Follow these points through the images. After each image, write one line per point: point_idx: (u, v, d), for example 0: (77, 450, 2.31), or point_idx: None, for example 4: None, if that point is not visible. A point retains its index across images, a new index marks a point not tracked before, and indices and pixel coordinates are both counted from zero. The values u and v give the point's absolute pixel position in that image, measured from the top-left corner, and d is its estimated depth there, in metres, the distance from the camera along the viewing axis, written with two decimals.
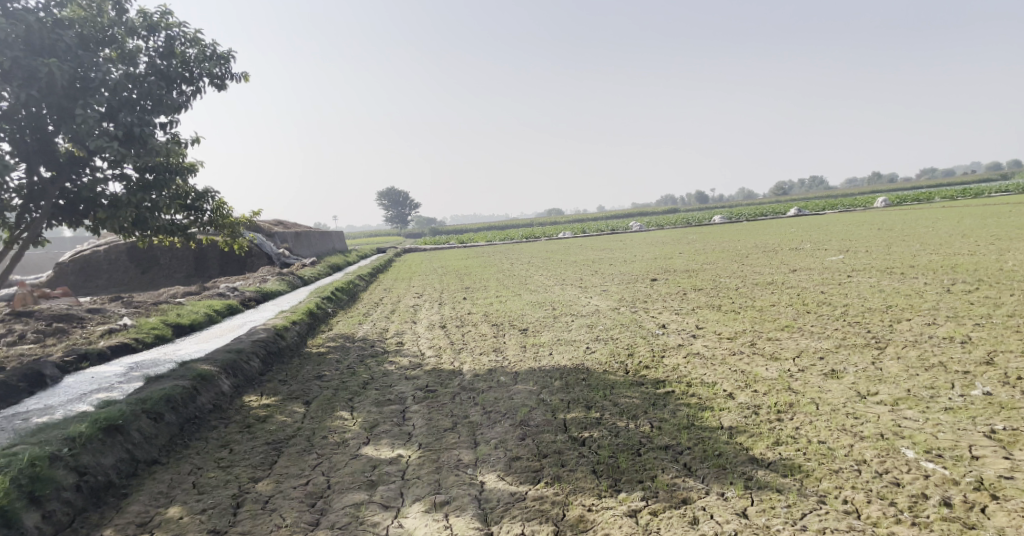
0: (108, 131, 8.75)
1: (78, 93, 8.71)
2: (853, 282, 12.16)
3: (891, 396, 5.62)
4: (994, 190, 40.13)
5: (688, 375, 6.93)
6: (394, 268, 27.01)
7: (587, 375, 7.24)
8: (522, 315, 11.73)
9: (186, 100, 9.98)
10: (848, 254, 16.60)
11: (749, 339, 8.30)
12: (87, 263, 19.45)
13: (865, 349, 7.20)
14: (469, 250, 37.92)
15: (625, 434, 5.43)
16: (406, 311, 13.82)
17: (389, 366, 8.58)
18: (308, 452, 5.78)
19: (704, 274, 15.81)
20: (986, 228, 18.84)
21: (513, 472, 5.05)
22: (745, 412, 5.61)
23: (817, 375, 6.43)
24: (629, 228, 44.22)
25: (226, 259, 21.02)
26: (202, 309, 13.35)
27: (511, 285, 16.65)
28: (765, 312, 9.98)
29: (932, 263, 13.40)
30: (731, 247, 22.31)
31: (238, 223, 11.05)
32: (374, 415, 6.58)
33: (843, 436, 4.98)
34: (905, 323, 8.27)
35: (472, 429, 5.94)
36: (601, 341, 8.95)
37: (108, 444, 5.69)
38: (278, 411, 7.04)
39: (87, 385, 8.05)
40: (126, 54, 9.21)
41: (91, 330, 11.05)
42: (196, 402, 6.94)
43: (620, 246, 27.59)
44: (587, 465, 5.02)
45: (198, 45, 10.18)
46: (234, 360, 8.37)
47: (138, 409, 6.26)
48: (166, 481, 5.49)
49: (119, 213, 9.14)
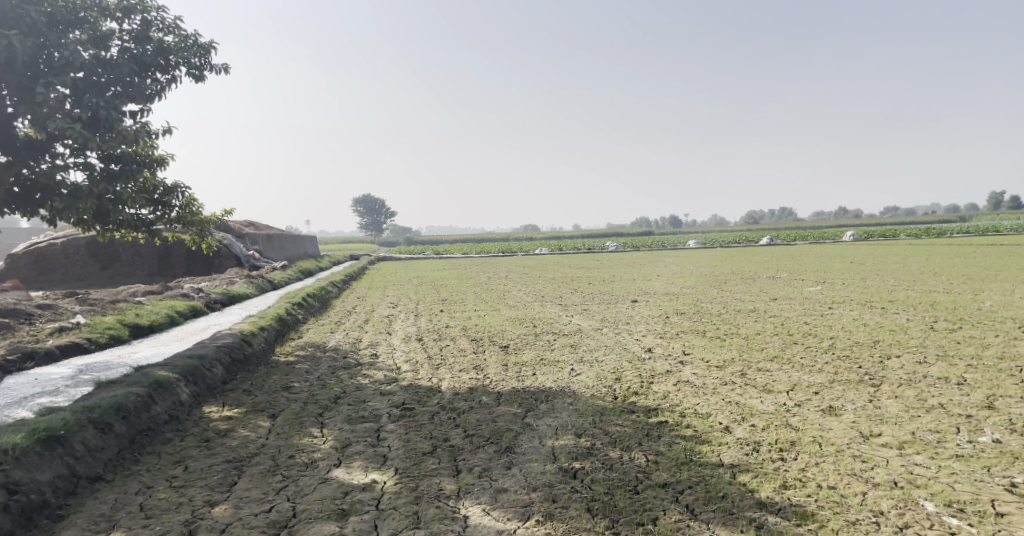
0: (71, 115, 8.16)
1: (41, 73, 8.16)
2: (835, 314, 11.98)
3: (896, 439, 5.36)
4: (956, 230, 41.18)
5: (680, 405, 6.57)
6: (369, 276, 26.43)
7: (574, 400, 6.85)
8: (501, 331, 11.30)
9: (160, 89, 9.44)
10: (826, 285, 16.59)
11: (739, 369, 7.98)
12: (42, 257, 18.52)
13: (860, 386, 6.94)
14: (444, 261, 37.46)
15: (620, 468, 5.05)
16: (379, 322, 13.30)
17: (362, 380, 8.08)
18: (273, 474, 5.27)
19: (684, 298, 15.59)
20: (956, 267, 19.12)
21: (500, 506, 4.64)
22: (745, 449, 5.28)
23: (814, 411, 6.15)
24: (605, 248, 44.22)
25: (192, 258, 20.20)
26: (163, 309, 12.66)
27: (489, 299, 16.22)
28: (751, 340, 9.71)
29: (911, 300, 13.37)
30: (710, 272, 22.31)
31: (207, 221, 10.50)
32: (347, 434, 6.10)
33: (855, 482, 4.69)
34: (896, 360, 8.07)
35: (453, 454, 5.50)
36: (586, 363, 8.55)
37: (46, 457, 5.12)
38: (241, 424, 6.50)
39: (31, 388, 7.40)
40: (98, 36, 8.65)
41: (41, 327, 10.33)
42: (150, 411, 6.38)
43: (597, 266, 27.40)
44: (581, 502, 4.63)
45: (177, 32, 9.67)
46: (194, 366, 7.80)
47: (83, 418, 5.68)
48: (110, 502, 4.94)
49: (79, 203, 8.50)
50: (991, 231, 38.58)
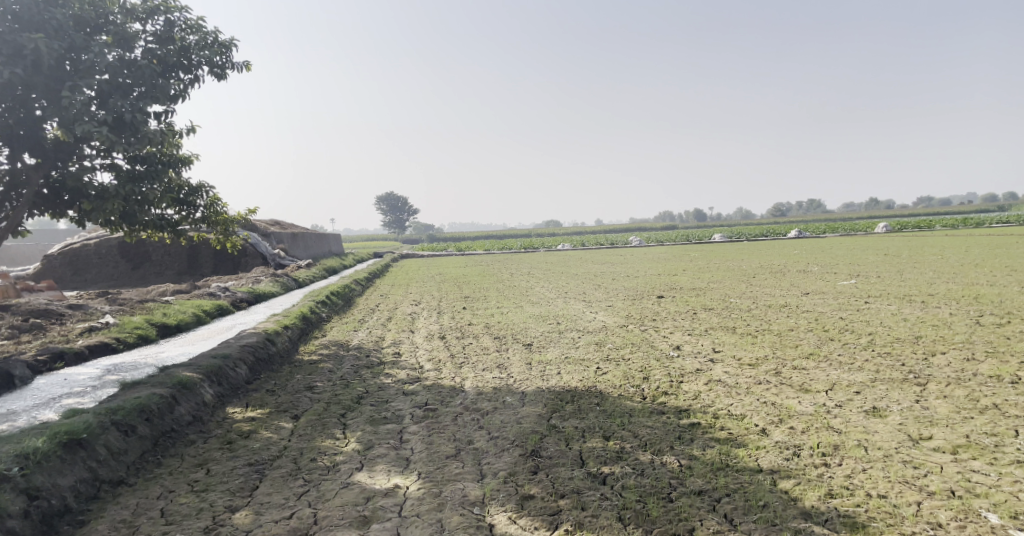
0: (98, 117, 8.13)
1: (67, 75, 8.14)
2: (872, 308, 11.55)
3: (948, 443, 5.04)
4: (995, 220, 39.82)
5: (713, 406, 6.31)
6: (393, 273, 26.45)
7: (601, 400, 6.62)
8: (526, 329, 11.10)
9: (184, 89, 9.40)
10: (860, 279, 16.11)
11: (772, 367, 7.69)
12: (76, 256, 18.77)
13: (904, 385, 6.61)
14: (465, 257, 37.32)
15: (652, 473, 4.82)
16: (403, 319, 13.20)
17: (385, 379, 7.95)
18: (294, 478, 5.16)
19: (712, 293, 15.22)
20: (997, 258, 18.43)
21: (527, 514, 4.48)
22: (785, 453, 5.01)
23: (857, 413, 5.85)
24: (629, 242, 43.82)
25: (219, 257, 20.34)
26: (190, 308, 12.70)
27: (513, 296, 16.04)
28: (784, 337, 9.38)
29: (951, 293, 12.86)
30: (738, 266, 21.84)
31: (231, 221, 10.46)
32: (370, 436, 5.96)
33: (907, 491, 4.41)
34: (941, 357, 7.69)
35: (477, 458, 5.32)
36: (613, 361, 8.33)
37: (68, 461, 5.08)
38: (264, 426, 6.40)
39: (58, 389, 7.40)
40: (123, 38, 8.62)
41: (70, 327, 10.40)
42: (174, 412, 6.31)
43: (621, 261, 27.02)
44: (612, 510, 4.42)
45: (198, 31, 9.62)
46: (219, 366, 7.74)
47: (106, 420, 5.63)
48: (131, 507, 4.90)
49: (105, 205, 8.47)
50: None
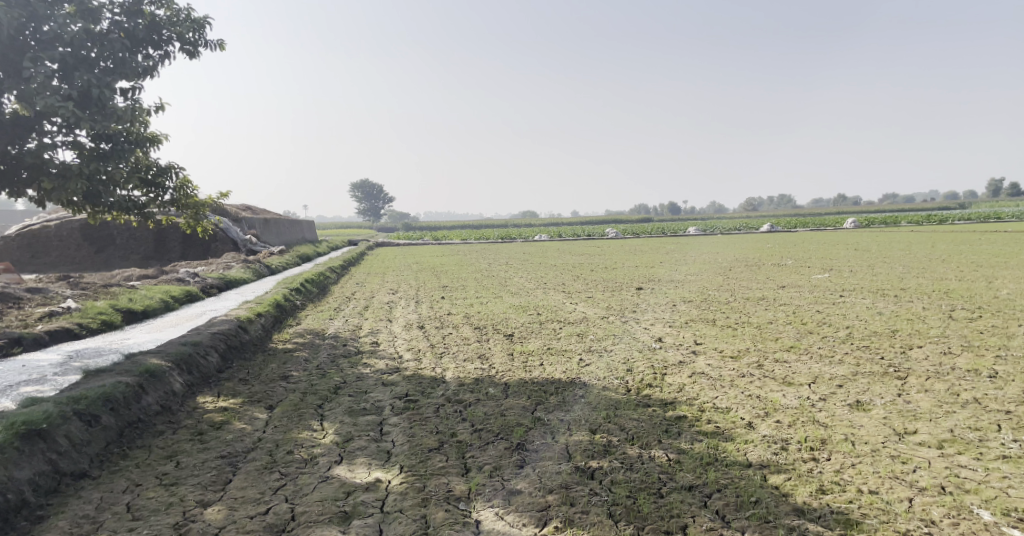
0: (61, 92, 7.74)
1: (27, 46, 7.72)
2: (848, 302, 11.63)
3: (934, 437, 5.04)
4: (960, 217, 40.72)
5: (698, 399, 6.24)
6: (368, 261, 26.05)
7: (585, 392, 6.51)
8: (505, 319, 10.96)
9: (153, 66, 9.02)
10: (834, 273, 16.27)
11: (755, 360, 7.65)
12: (36, 239, 17.96)
13: (886, 379, 6.61)
14: (441, 247, 36.98)
15: (640, 468, 4.73)
16: (379, 308, 12.95)
17: (363, 369, 7.75)
18: (270, 471, 4.96)
19: (690, 285, 15.24)
20: (965, 254, 18.81)
21: (514, 510, 4.35)
22: (773, 448, 4.95)
23: (841, 406, 5.83)
24: (605, 234, 43.92)
25: (188, 242, 19.77)
26: (157, 294, 12.29)
27: (491, 286, 15.88)
28: (765, 330, 9.37)
29: (924, 287, 13.02)
30: (714, 258, 21.93)
31: (202, 204, 10.11)
32: (348, 427, 5.77)
33: (898, 487, 4.39)
34: (919, 350, 7.74)
35: (461, 451, 5.17)
36: (594, 353, 8.22)
37: (26, 453, 4.81)
38: (236, 416, 6.16)
39: (17, 376, 7.05)
40: (88, 9, 8.20)
41: (29, 312, 9.95)
42: (141, 402, 6.05)
43: (599, 252, 26.95)
44: (602, 507, 4.32)
45: (170, 6, 9.22)
46: (188, 354, 7.45)
47: (68, 410, 5.36)
48: (95, 501, 4.65)
49: (68, 184, 8.08)
50: (992, 218, 38.23)
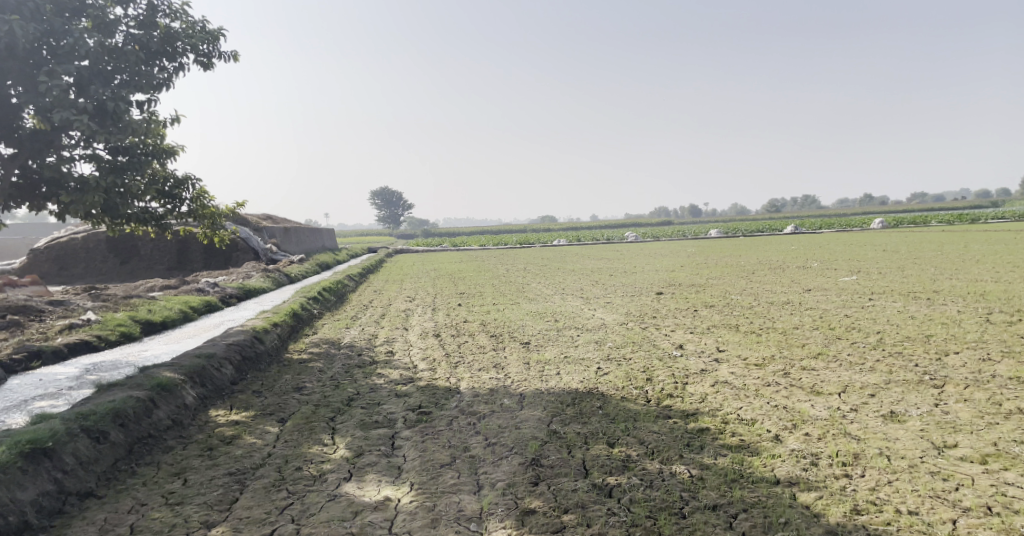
0: (77, 104, 7.73)
1: (44, 60, 7.72)
2: (878, 306, 11.24)
3: (976, 451, 4.74)
4: (991, 216, 39.61)
5: (721, 410, 5.97)
6: (388, 268, 26.03)
7: (603, 403, 6.28)
8: (522, 326, 10.75)
9: (168, 78, 9.01)
10: (861, 275, 15.81)
11: (780, 367, 7.36)
12: (63, 251, 18.23)
13: (921, 387, 6.29)
14: (460, 253, 36.90)
15: (661, 485, 4.50)
16: (396, 316, 12.84)
17: (377, 380, 7.60)
18: (277, 489, 4.81)
19: (712, 289, 14.93)
20: (999, 254, 18.19)
21: (529, 531, 4.16)
22: (802, 463, 4.68)
23: (874, 418, 5.53)
24: (624, 237, 43.53)
25: (210, 252, 19.88)
26: (176, 304, 12.30)
27: (509, 292, 15.68)
28: (790, 335, 9.05)
29: (957, 289, 12.56)
30: (736, 261, 21.51)
31: (218, 214, 10.06)
32: (359, 442, 5.61)
33: (940, 507, 4.11)
34: (956, 356, 7.37)
35: (473, 467, 4.98)
36: (613, 361, 7.98)
37: (31, 472, 4.72)
38: (247, 430, 6.04)
39: (32, 390, 7.02)
40: (103, 23, 8.21)
41: (50, 324, 9.98)
42: (151, 416, 5.95)
43: (619, 256, 26.63)
44: (620, 528, 4.11)
45: (184, 18, 9.22)
46: (202, 366, 7.36)
47: (76, 427, 5.27)
48: (99, 522, 4.55)
49: (85, 196, 8.05)
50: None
